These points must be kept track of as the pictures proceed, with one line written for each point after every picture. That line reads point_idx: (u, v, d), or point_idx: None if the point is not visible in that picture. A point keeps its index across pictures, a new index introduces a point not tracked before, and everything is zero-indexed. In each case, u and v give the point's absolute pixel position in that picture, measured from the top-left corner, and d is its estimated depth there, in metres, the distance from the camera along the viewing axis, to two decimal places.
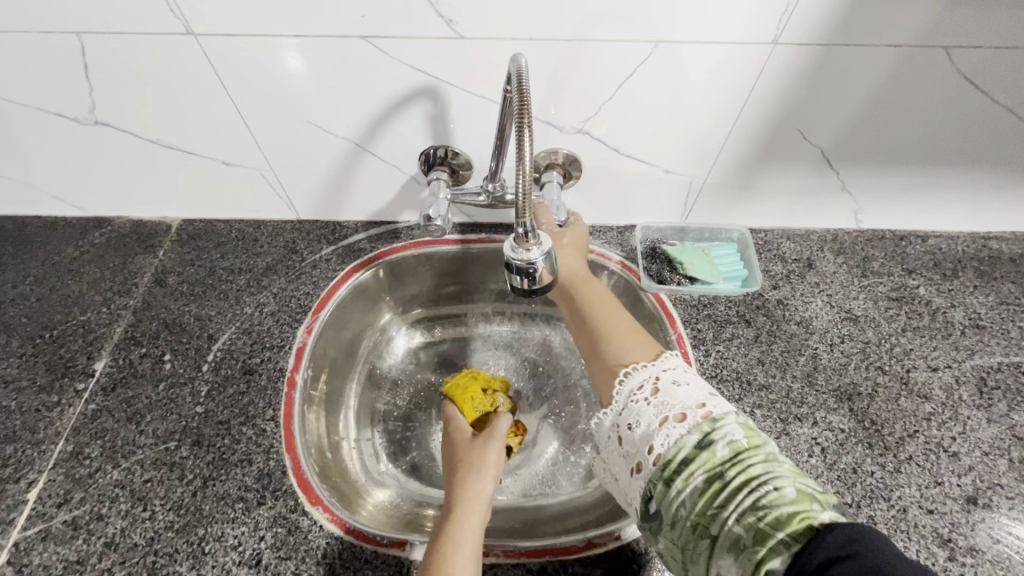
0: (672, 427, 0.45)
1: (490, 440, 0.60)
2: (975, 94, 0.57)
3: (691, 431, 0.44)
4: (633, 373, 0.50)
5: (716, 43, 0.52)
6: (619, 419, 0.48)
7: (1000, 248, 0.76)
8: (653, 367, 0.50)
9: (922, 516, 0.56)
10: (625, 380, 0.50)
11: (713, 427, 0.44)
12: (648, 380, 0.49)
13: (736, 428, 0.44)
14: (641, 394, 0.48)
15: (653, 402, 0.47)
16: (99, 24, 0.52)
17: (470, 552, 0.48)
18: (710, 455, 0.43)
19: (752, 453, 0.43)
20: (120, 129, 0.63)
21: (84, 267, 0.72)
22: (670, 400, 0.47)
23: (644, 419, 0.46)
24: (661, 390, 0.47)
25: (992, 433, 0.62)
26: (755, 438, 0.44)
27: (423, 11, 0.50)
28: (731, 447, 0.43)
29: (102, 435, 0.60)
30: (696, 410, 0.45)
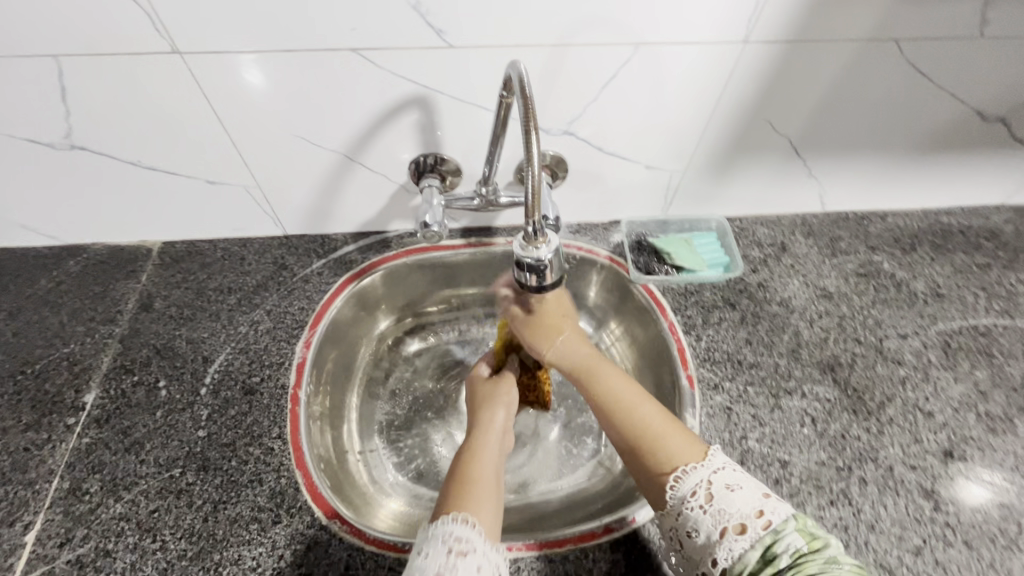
0: (733, 540, 0.45)
1: (502, 379, 0.68)
2: (923, 81, 0.62)
3: (752, 544, 0.44)
4: (684, 477, 0.49)
5: (692, 44, 0.55)
6: (676, 526, 0.48)
7: (950, 221, 0.82)
8: (703, 469, 0.49)
9: (907, 472, 0.61)
10: (679, 483, 0.49)
11: (776, 537, 0.44)
12: (700, 485, 0.48)
13: (796, 536, 0.44)
14: (696, 501, 0.47)
15: (709, 510, 0.46)
16: (78, 46, 0.51)
17: (489, 465, 0.56)
18: (772, 568, 0.43)
19: (813, 557, 0.43)
20: (98, 152, 0.61)
21: (62, 298, 0.70)
22: (726, 507, 0.46)
23: (703, 528, 0.46)
24: (716, 497, 0.47)
25: (960, 390, 0.67)
26: (815, 543, 0.44)
27: (413, 23, 0.51)
28: (793, 556, 0.43)
29: (100, 468, 0.58)
30: (756, 518, 0.45)
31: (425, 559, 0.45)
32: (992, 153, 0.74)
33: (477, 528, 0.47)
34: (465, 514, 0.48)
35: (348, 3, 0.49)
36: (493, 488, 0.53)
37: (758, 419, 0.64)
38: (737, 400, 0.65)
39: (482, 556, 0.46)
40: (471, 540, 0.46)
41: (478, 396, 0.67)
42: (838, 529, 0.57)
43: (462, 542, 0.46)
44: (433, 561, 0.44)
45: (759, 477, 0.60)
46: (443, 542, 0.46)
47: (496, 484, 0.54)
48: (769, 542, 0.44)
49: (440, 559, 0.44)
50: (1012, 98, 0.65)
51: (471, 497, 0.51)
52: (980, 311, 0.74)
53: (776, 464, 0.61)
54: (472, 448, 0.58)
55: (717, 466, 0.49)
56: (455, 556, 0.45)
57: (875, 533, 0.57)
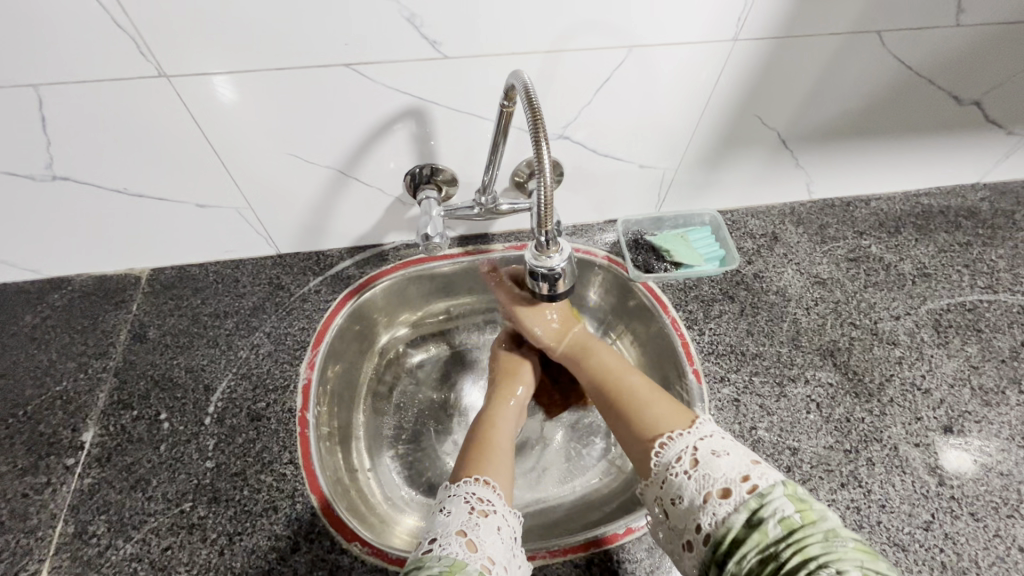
0: (717, 505, 0.43)
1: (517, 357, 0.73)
2: (903, 69, 0.64)
3: (737, 508, 0.43)
4: (670, 442, 0.49)
5: (684, 44, 0.56)
6: (660, 492, 0.48)
7: (931, 202, 0.85)
8: (689, 436, 0.49)
9: (911, 450, 0.63)
10: (664, 450, 0.49)
11: (762, 502, 0.42)
12: (685, 451, 0.48)
13: (786, 503, 0.42)
14: (680, 466, 0.47)
15: (694, 474, 0.46)
16: (57, 74, 0.49)
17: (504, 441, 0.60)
18: (761, 535, 0.41)
19: (808, 531, 0.41)
20: (82, 182, 0.59)
21: (50, 335, 0.67)
22: (711, 472, 0.45)
23: (686, 493, 0.46)
24: (700, 462, 0.46)
25: (954, 366, 0.69)
26: (809, 512, 0.42)
27: (407, 35, 0.50)
28: (783, 525, 0.41)
29: (106, 509, 0.56)
30: (741, 483, 0.44)
31: (450, 515, 0.47)
32: (968, 136, 0.76)
33: (498, 491, 0.51)
34: (484, 477, 0.52)
35: (340, 18, 0.48)
36: (508, 460, 0.57)
37: (765, 408, 0.65)
38: (744, 391, 0.66)
39: (502, 518, 0.48)
40: (492, 501, 0.50)
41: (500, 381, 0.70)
42: (850, 510, 0.59)
43: (485, 502, 0.49)
44: (456, 518, 0.46)
45: (771, 465, 0.61)
46: (466, 500, 0.49)
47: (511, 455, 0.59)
48: (756, 507, 0.42)
49: (463, 516, 0.47)
50: (986, 81, 0.67)
51: (486, 458, 0.56)
52: (966, 288, 0.76)
53: (786, 452, 0.62)
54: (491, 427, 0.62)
55: (703, 432, 0.49)
56: (478, 515, 0.47)
57: (886, 511, 0.59)
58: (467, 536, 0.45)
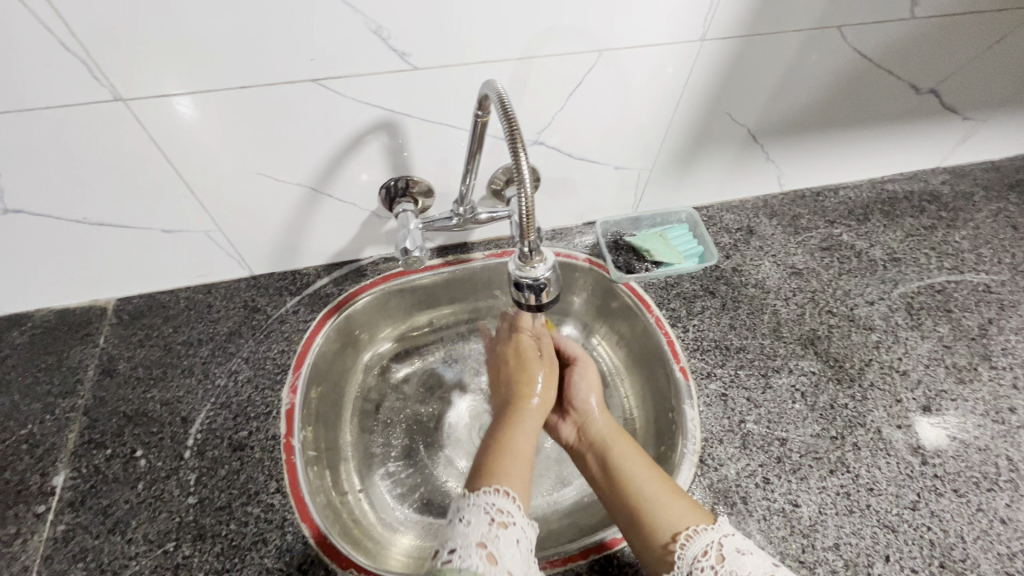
0: None
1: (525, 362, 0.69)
2: (864, 63, 0.66)
3: None
4: (695, 536, 0.49)
5: (653, 46, 0.56)
6: None
7: (895, 188, 0.88)
8: (714, 531, 0.50)
9: (894, 432, 0.64)
10: (688, 544, 0.49)
11: None
12: (711, 545, 0.49)
13: None
14: (708, 561, 0.48)
15: (721, 571, 0.47)
16: (4, 102, 0.46)
17: (524, 439, 0.59)
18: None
19: None
20: (37, 214, 0.56)
21: (11, 375, 0.64)
22: (738, 569, 0.47)
23: None
24: (726, 558, 0.48)
25: (928, 347, 0.71)
26: None
27: (375, 48, 0.49)
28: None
29: (82, 556, 0.53)
30: None
31: (471, 526, 0.45)
32: (927, 122, 0.79)
33: (516, 502, 0.49)
34: (505, 487, 0.50)
35: (306, 33, 0.47)
36: (526, 465, 0.55)
37: (752, 401, 0.66)
38: (730, 385, 0.67)
39: (520, 532, 0.47)
40: (512, 513, 0.48)
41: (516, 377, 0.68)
42: (841, 496, 0.60)
43: (505, 514, 0.47)
44: (476, 530, 0.45)
45: (762, 457, 0.62)
46: (487, 511, 0.47)
47: (528, 456, 0.57)
48: None
49: (483, 527, 0.45)
50: (941, 71, 0.70)
51: (507, 468, 0.53)
52: (933, 270, 0.79)
53: (775, 442, 0.63)
54: (511, 427, 0.60)
55: (725, 530, 0.50)
56: (498, 527, 0.46)
57: (875, 494, 0.60)
58: (487, 549, 0.44)
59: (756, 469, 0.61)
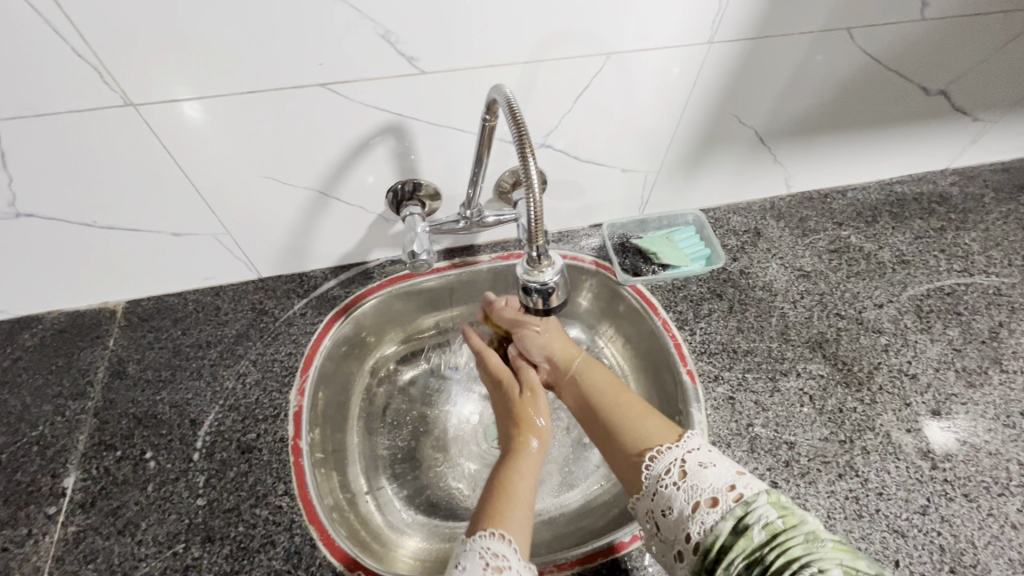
0: (705, 513, 0.46)
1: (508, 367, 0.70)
2: (873, 65, 0.65)
3: (724, 516, 0.45)
4: (659, 456, 0.52)
5: (661, 49, 0.56)
6: (653, 505, 0.50)
7: (904, 190, 0.87)
8: (677, 449, 0.51)
9: (903, 436, 0.64)
10: (654, 463, 0.52)
11: (747, 509, 0.44)
12: (674, 463, 0.50)
13: (769, 509, 0.44)
14: (670, 478, 0.49)
15: (682, 486, 0.48)
16: (15, 107, 0.46)
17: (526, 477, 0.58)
18: (746, 541, 0.43)
19: (791, 533, 0.43)
20: (48, 218, 0.57)
21: (22, 377, 0.64)
22: (698, 483, 0.48)
23: (675, 504, 0.48)
24: (688, 473, 0.49)
25: (937, 350, 0.71)
26: (791, 518, 0.44)
27: (383, 52, 0.49)
28: (767, 530, 0.43)
29: (92, 557, 0.53)
30: (727, 492, 0.46)
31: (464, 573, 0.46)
32: (937, 123, 0.78)
33: (513, 545, 0.49)
34: (501, 530, 0.50)
35: (314, 37, 0.47)
36: (529, 507, 0.54)
37: (760, 404, 0.66)
38: (738, 388, 0.67)
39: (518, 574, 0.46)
40: (507, 556, 0.47)
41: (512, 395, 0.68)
42: (849, 500, 0.59)
43: (500, 558, 0.47)
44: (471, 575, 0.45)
45: (770, 461, 0.62)
46: (482, 557, 0.47)
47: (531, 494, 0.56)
48: (741, 513, 0.44)
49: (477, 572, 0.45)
50: (950, 72, 0.69)
51: (506, 513, 0.52)
52: (943, 272, 0.78)
53: (784, 446, 0.63)
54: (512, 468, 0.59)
55: (691, 445, 0.52)
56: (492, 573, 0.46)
57: (884, 498, 0.60)
58: None
59: (764, 473, 0.61)
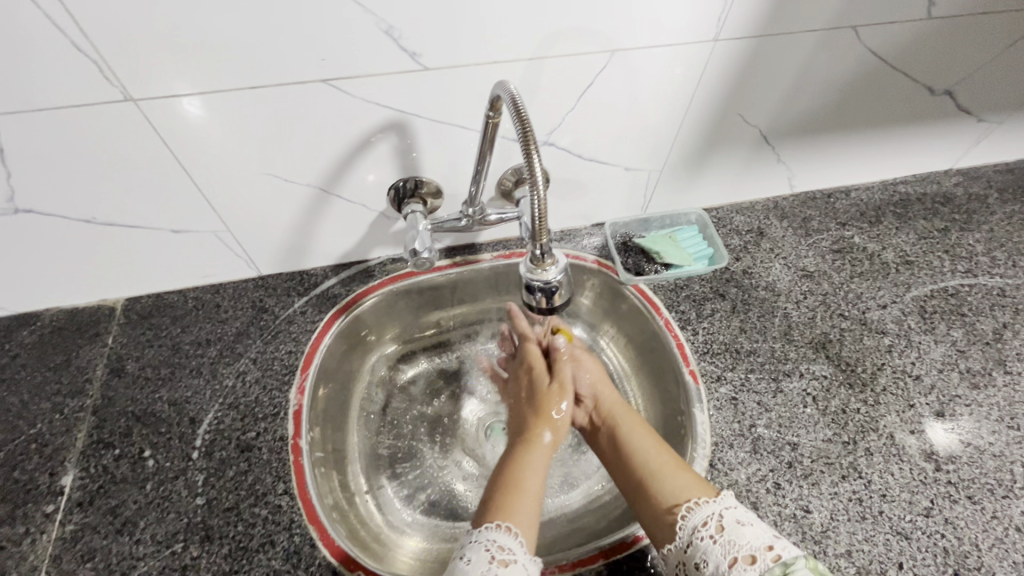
0: (743, 570, 0.45)
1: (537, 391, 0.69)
2: (879, 64, 0.65)
3: (762, 575, 0.44)
4: (696, 509, 0.50)
5: (665, 46, 0.55)
6: (685, 556, 0.49)
7: (907, 190, 0.87)
8: (715, 504, 0.50)
9: (907, 438, 0.64)
10: (689, 514, 0.50)
11: (786, 570, 0.44)
12: (711, 516, 0.49)
13: (809, 573, 0.44)
14: (706, 531, 0.49)
15: (719, 539, 0.48)
16: (14, 102, 0.46)
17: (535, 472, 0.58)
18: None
19: None
20: (47, 214, 0.56)
21: (20, 374, 0.64)
22: (736, 538, 0.47)
23: (711, 558, 0.47)
24: (726, 528, 0.48)
25: (941, 351, 0.71)
26: None
27: (386, 48, 0.49)
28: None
29: (91, 556, 0.53)
30: (766, 551, 0.46)
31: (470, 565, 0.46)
32: (942, 123, 0.78)
33: (519, 538, 0.49)
34: (508, 523, 0.50)
35: (316, 33, 0.47)
36: (537, 501, 0.55)
37: (763, 405, 0.65)
38: (741, 389, 0.66)
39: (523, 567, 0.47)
40: (513, 549, 0.48)
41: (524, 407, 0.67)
42: (853, 502, 0.59)
43: (505, 551, 0.47)
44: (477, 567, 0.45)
45: (773, 462, 0.61)
46: (486, 548, 0.47)
47: (539, 489, 0.56)
48: (780, 573, 0.44)
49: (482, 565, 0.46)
50: (956, 72, 0.69)
51: (515, 505, 0.52)
52: (947, 273, 0.78)
53: (786, 447, 0.62)
54: (523, 458, 0.59)
55: (729, 502, 0.50)
56: (498, 566, 0.46)
57: (887, 501, 0.59)
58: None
59: (767, 474, 0.60)
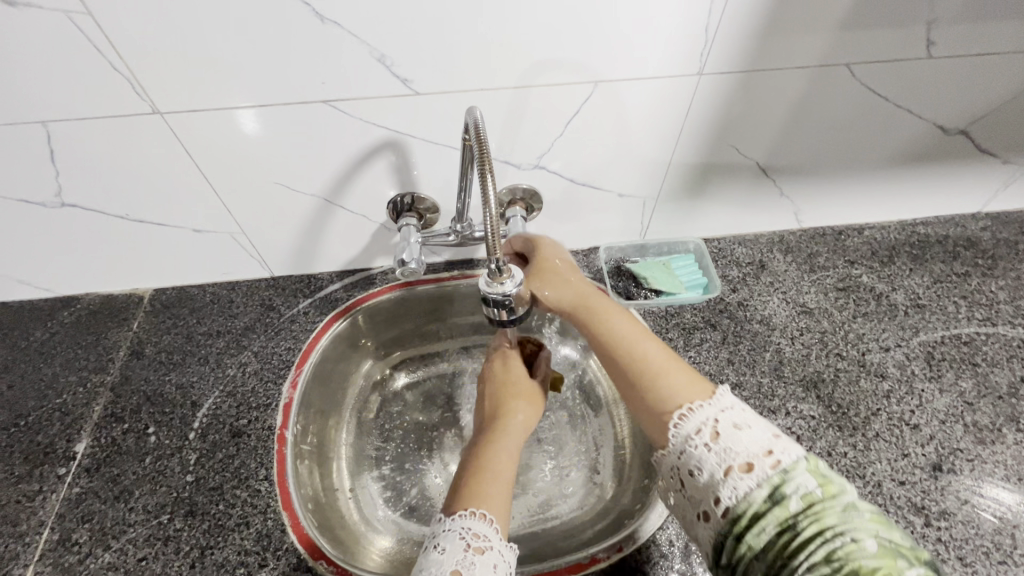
0: (739, 478, 0.42)
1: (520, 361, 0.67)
2: (879, 100, 0.64)
3: (759, 483, 0.41)
4: (688, 415, 0.47)
5: (649, 79, 0.57)
6: (678, 464, 0.46)
7: (928, 232, 0.83)
8: (710, 407, 0.47)
9: (895, 488, 0.60)
10: (682, 422, 0.47)
11: (784, 477, 0.41)
12: (706, 423, 0.46)
13: (808, 478, 0.41)
14: (700, 439, 0.45)
15: (714, 448, 0.44)
16: (64, 111, 0.54)
17: (508, 453, 0.56)
18: (782, 509, 0.40)
19: (828, 504, 0.40)
20: (88, 209, 0.64)
21: (56, 349, 0.72)
22: (733, 446, 0.44)
23: (706, 466, 0.44)
24: (721, 436, 0.45)
25: (946, 401, 0.67)
26: (831, 487, 0.41)
27: (379, 74, 0.53)
28: (804, 499, 0.40)
29: (90, 518, 0.58)
30: (764, 457, 0.42)
31: (444, 555, 0.44)
32: (962, 164, 0.75)
33: (495, 525, 0.47)
34: (483, 509, 0.48)
35: (318, 60, 0.52)
36: (511, 480, 0.53)
37: None
38: None
39: (499, 554, 0.45)
40: (488, 536, 0.46)
41: (499, 369, 0.67)
42: None
43: (481, 538, 0.45)
44: (451, 556, 0.44)
45: None
46: (462, 538, 0.45)
47: (512, 466, 0.55)
48: (778, 482, 0.41)
49: (458, 554, 0.44)
50: (970, 111, 0.67)
51: (491, 492, 0.50)
52: (961, 320, 0.74)
53: None
54: (495, 444, 0.57)
55: (726, 403, 0.47)
56: (474, 553, 0.44)
57: None
58: None
59: None
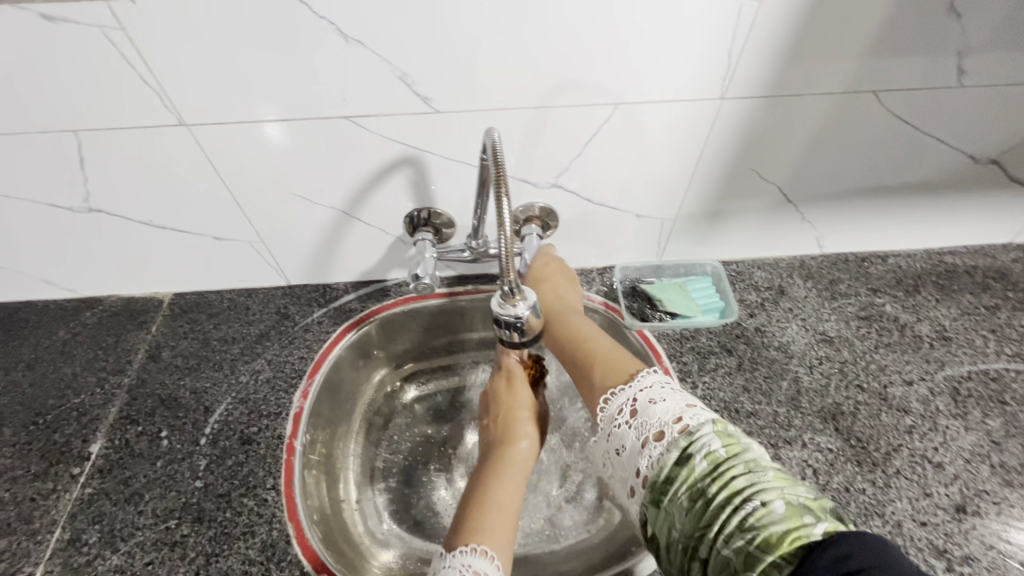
0: (652, 447, 0.45)
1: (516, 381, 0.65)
2: (906, 129, 0.63)
3: (669, 448, 0.44)
4: (615, 395, 0.50)
5: (669, 102, 0.57)
6: (608, 446, 0.49)
7: (955, 261, 0.81)
8: (631, 389, 0.50)
9: (916, 529, 0.58)
10: (609, 405, 0.50)
11: (690, 440, 0.43)
12: (626, 402, 0.49)
13: (713, 439, 0.43)
14: (621, 417, 0.48)
15: (633, 423, 0.47)
16: (94, 121, 0.55)
17: (511, 481, 0.55)
18: (689, 473, 0.42)
19: (732, 463, 0.42)
20: (113, 215, 0.66)
21: (77, 349, 0.74)
22: (648, 419, 0.47)
23: (627, 443, 0.47)
24: (638, 412, 0.48)
25: (972, 440, 0.64)
26: (735, 446, 0.43)
27: (400, 92, 0.54)
28: (710, 460, 0.42)
29: (100, 519, 0.59)
30: (673, 424, 0.45)
31: None
32: (993, 194, 0.73)
33: (496, 562, 0.46)
34: (483, 546, 0.47)
35: (340, 78, 0.53)
36: (512, 511, 0.52)
37: None
38: None
39: None
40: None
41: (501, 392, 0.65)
42: None
43: None
44: None
45: None
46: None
47: (515, 498, 0.53)
48: (685, 445, 0.43)
49: None
50: (1001, 141, 0.65)
51: (492, 526, 0.49)
52: (989, 355, 0.71)
53: None
54: (499, 472, 0.56)
55: (644, 383, 0.50)
56: None
57: None
58: None
59: None
